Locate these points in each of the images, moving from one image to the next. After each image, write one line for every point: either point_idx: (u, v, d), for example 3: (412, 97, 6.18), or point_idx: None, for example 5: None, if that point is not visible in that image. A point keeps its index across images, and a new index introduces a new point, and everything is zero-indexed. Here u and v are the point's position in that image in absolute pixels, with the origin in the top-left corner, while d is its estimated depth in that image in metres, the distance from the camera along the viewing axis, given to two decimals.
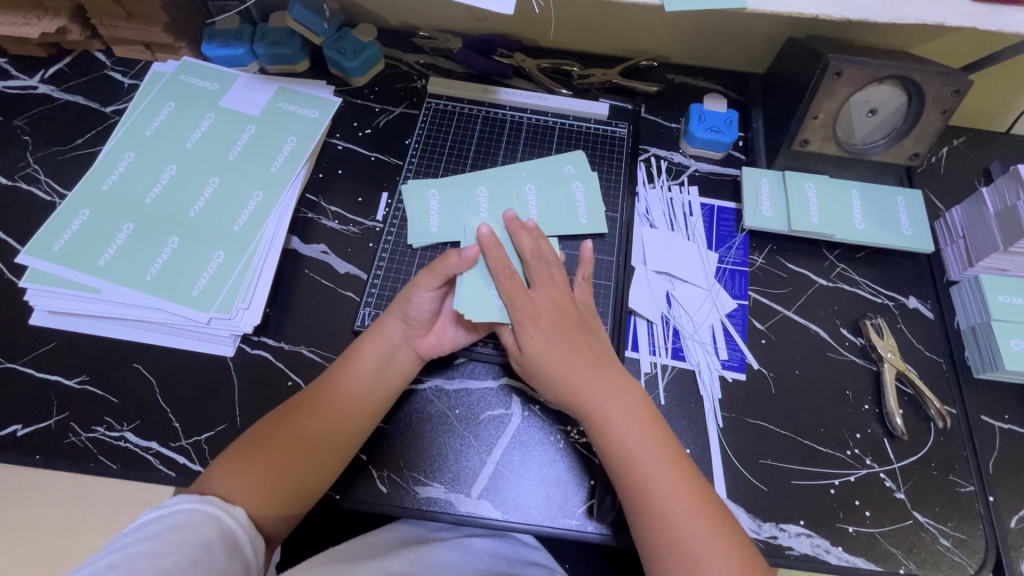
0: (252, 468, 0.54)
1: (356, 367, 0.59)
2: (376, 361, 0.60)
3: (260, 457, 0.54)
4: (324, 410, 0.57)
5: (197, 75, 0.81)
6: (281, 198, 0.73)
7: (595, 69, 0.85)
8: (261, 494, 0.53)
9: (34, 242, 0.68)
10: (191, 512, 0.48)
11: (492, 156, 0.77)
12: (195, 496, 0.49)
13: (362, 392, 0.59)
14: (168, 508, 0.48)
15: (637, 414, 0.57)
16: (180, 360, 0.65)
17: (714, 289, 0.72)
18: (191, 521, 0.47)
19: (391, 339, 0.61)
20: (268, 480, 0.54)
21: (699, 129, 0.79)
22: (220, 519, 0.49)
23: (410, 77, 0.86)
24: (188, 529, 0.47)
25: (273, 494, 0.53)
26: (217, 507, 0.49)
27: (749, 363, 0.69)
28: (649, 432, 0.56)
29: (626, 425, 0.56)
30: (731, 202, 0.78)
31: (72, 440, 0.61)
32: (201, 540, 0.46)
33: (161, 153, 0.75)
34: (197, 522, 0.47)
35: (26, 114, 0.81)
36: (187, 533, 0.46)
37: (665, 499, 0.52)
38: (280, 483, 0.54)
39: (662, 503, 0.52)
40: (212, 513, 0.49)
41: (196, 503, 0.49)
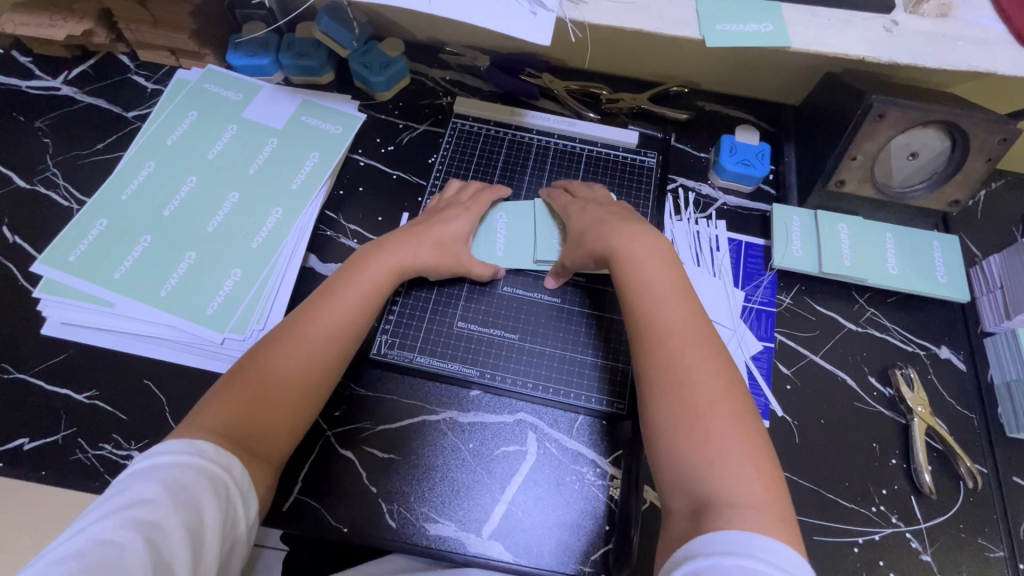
0: (246, 399, 0.51)
1: (341, 299, 0.58)
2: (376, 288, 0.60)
3: (254, 387, 0.52)
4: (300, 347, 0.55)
5: (221, 85, 0.80)
6: (301, 215, 0.72)
7: (624, 93, 0.83)
8: (252, 414, 0.51)
9: (50, 251, 0.67)
10: (183, 467, 0.44)
11: (517, 181, 0.75)
12: (185, 442, 0.46)
13: (356, 313, 0.58)
14: (157, 461, 0.44)
15: (666, 286, 0.57)
16: (190, 379, 0.64)
17: (739, 329, 0.70)
18: (186, 480, 0.43)
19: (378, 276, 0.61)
20: (268, 410, 0.52)
21: (730, 162, 0.77)
22: (215, 478, 0.45)
23: (435, 93, 0.85)
24: (180, 489, 0.43)
25: (275, 423, 0.52)
26: (211, 459, 0.46)
27: (773, 410, 0.66)
28: (678, 307, 0.56)
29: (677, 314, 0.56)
30: (759, 238, 0.76)
31: (78, 457, 0.60)
32: (195, 502, 0.43)
33: (182, 164, 0.74)
34: (190, 480, 0.44)
35: (48, 116, 0.80)
36: (180, 493, 0.42)
37: (685, 365, 0.52)
38: (281, 411, 0.53)
39: (679, 371, 0.52)
40: (206, 469, 0.45)
41: (187, 454, 0.45)
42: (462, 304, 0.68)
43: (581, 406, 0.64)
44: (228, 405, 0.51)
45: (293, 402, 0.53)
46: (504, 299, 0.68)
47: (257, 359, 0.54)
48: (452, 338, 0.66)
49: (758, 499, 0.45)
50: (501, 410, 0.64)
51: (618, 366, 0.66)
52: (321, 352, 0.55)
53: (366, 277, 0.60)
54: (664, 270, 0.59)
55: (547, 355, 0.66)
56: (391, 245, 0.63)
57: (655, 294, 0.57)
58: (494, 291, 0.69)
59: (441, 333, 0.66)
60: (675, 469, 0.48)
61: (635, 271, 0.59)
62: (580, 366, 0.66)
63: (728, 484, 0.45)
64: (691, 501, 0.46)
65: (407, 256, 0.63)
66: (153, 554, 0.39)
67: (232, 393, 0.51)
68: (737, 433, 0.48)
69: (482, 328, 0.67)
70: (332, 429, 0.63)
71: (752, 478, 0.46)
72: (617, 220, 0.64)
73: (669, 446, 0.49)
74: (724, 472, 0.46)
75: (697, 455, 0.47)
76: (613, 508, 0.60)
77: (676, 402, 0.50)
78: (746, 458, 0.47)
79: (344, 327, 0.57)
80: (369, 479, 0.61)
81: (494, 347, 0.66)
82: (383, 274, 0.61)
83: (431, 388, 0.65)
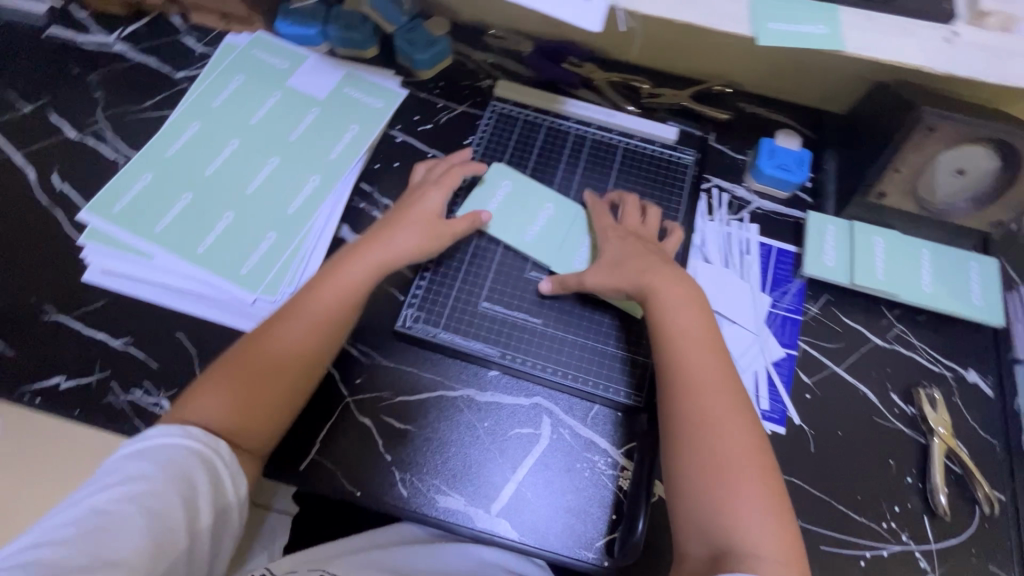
0: (231, 390, 0.56)
1: (317, 298, 0.60)
2: (354, 284, 0.62)
3: (235, 380, 0.56)
4: (283, 347, 0.58)
5: (268, 51, 0.82)
6: (337, 185, 0.73)
7: (666, 89, 0.84)
8: (242, 411, 0.56)
9: (97, 200, 0.70)
10: (173, 447, 0.51)
11: (551, 169, 0.74)
12: (176, 427, 0.52)
13: (336, 311, 0.60)
14: (149, 442, 0.51)
15: (696, 337, 0.60)
16: (221, 335, 0.66)
17: (762, 334, 0.69)
18: (176, 459, 0.50)
19: (355, 276, 0.62)
20: (248, 401, 0.56)
21: (768, 165, 0.76)
22: (206, 457, 0.52)
23: (476, 75, 0.85)
24: (172, 467, 0.50)
25: (256, 413, 0.56)
26: (199, 440, 0.52)
27: (790, 418, 0.66)
28: (707, 359, 0.58)
29: (706, 367, 0.58)
30: (791, 245, 0.75)
31: (111, 399, 0.63)
32: (183, 479, 0.50)
33: (226, 126, 0.76)
34: (178, 459, 0.50)
35: (101, 70, 0.83)
36: (169, 472, 0.50)
37: (711, 424, 0.55)
38: (261, 403, 0.56)
39: (709, 431, 0.55)
40: (194, 449, 0.52)
41: (178, 436, 0.52)
42: (488, 285, 0.67)
43: (598, 397, 0.64)
44: (212, 396, 0.56)
45: (274, 394, 0.57)
46: (530, 283, 0.68)
47: (239, 353, 0.58)
48: (477, 317, 0.66)
49: (777, 551, 0.50)
50: (517, 395, 0.65)
51: (637, 359, 0.66)
52: (300, 343, 0.59)
53: (344, 274, 0.62)
54: (694, 318, 0.61)
55: (568, 343, 0.66)
56: (374, 240, 0.64)
57: (687, 348, 0.59)
58: (521, 274, 0.68)
59: (466, 312, 0.67)
60: (699, 518, 0.53)
61: (669, 316, 0.60)
62: (599, 355, 0.66)
63: (750, 537, 0.51)
64: (712, 549, 0.51)
65: (389, 250, 0.63)
66: (147, 524, 0.47)
67: (215, 384, 0.56)
68: (757, 488, 0.53)
69: (507, 311, 0.67)
70: (352, 395, 0.64)
71: (766, 530, 0.51)
72: (651, 258, 0.64)
73: (695, 498, 0.53)
74: (745, 525, 0.51)
75: (720, 509, 0.52)
76: (622, 497, 0.61)
77: (703, 459, 0.54)
78: (763, 510, 0.52)
79: (321, 322, 0.60)
80: (384, 446, 0.62)
81: (518, 331, 0.66)
82: (361, 270, 0.62)
83: (452, 364, 0.66)
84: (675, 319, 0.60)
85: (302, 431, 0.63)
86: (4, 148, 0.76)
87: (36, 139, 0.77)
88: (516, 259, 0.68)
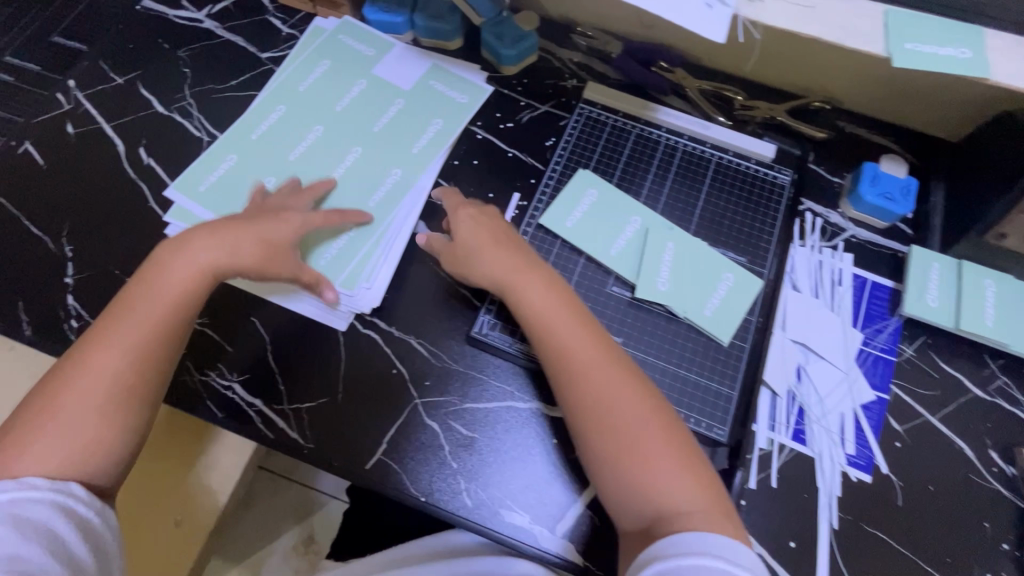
0: (67, 420, 0.52)
1: (127, 312, 0.57)
2: (170, 297, 0.58)
3: (62, 411, 0.52)
4: (112, 372, 0.54)
5: (356, 38, 0.81)
6: (419, 180, 0.72)
7: (760, 102, 0.78)
8: (84, 449, 0.52)
9: (182, 178, 0.71)
10: (19, 503, 0.47)
11: (639, 181, 0.72)
12: (8, 480, 0.48)
13: (144, 325, 0.57)
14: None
15: (547, 302, 0.59)
16: (295, 323, 0.66)
17: (852, 373, 0.65)
18: (30, 514, 0.46)
19: (148, 283, 0.59)
20: (88, 436, 0.52)
21: (870, 193, 0.71)
22: (60, 504, 0.48)
23: (561, 74, 0.82)
24: (28, 523, 0.46)
25: (93, 450, 0.52)
26: (42, 488, 0.48)
27: (877, 465, 0.62)
28: (564, 321, 0.58)
29: (578, 345, 0.57)
30: (888, 279, 0.70)
31: (186, 378, 0.63)
32: (45, 528, 0.46)
33: (311, 112, 0.75)
34: (30, 513, 0.47)
35: (190, 46, 0.83)
36: (26, 524, 0.46)
37: (578, 387, 0.56)
38: (94, 439, 0.52)
39: (581, 394, 0.55)
40: (37, 498, 0.48)
41: (20, 491, 0.47)
42: None
43: (507, 373, 0.64)
44: (45, 436, 0.51)
45: (119, 424, 0.53)
46: (612, 299, 0.65)
47: (71, 379, 0.53)
48: None
49: (695, 503, 0.51)
50: (485, 380, 0.64)
51: (722, 392, 0.61)
52: (118, 366, 0.54)
53: (166, 277, 0.59)
54: (554, 300, 0.60)
55: (649, 366, 0.62)
56: (191, 245, 0.61)
57: (551, 317, 0.59)
58: (603, 289, 0.66)
59: None
60: (618, 487, 0.53)
61: (538, 305, 0.59)
62: (680, 383, 0.62)
63: (666, 496, 0.51)
64: (643, 522, 0.51)
65: (182, 263, 0.60)
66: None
67: (57, 421, 0.52)
68: (663, 447, 0.53)
69: None
70: (421, 397, 0.63)
71: (685, 486, 0.51)
72: (501, 242, 0.63)
73: (607, 468, 0.53)
74: (659, 484, 0.51)
75: (636, 475, 0.52)
76: None
77: (589, 420, 0.55)
78: (676, 469, 0.52)
79: (136, 343, 0.56)
80: (451, 454, 0.61)
81: None
82: (173, 288, 0.58)
83: (524, 375, 0.64)
84: (523, 287, 0.60)
85: (368, 428, 0.62)
86: (94, 119, 0.77)
87: (125, 112, 0.78)
88: (600, 272, 0.66)
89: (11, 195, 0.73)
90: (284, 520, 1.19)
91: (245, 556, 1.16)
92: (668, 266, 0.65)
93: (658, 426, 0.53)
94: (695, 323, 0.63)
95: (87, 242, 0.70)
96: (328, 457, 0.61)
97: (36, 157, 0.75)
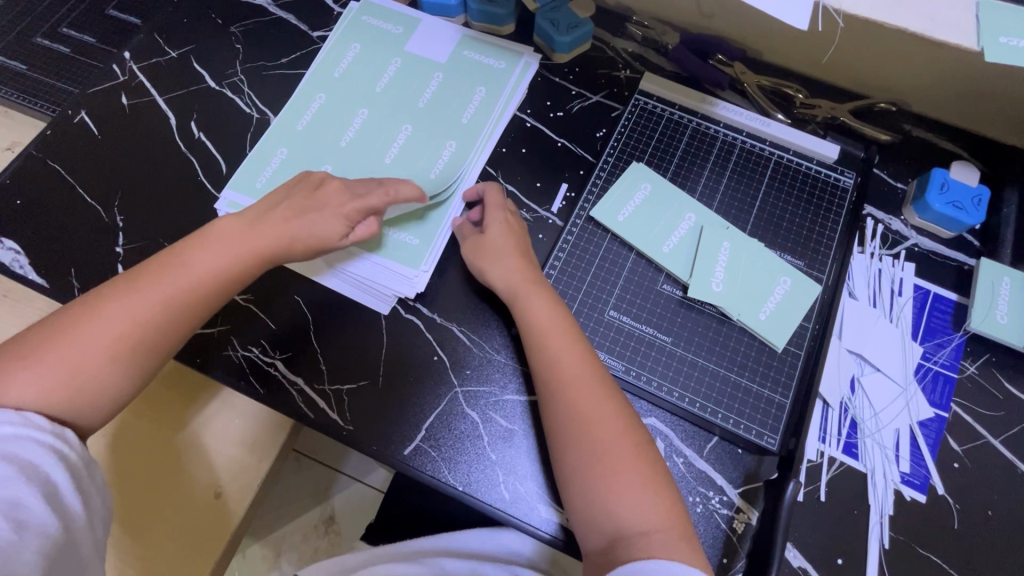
0: (63, 361, 0.52)
1: (162, 279, 0.57)
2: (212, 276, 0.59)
3: (68, 349, 0.53)
4: (124, 328, 0.54)
5: (380, 17, 0.79)
6: (474, 151, 0.71)
7: (822, 100, 0.74)
8: (74, 395, 0.52)
9: (238, 176, 0.71)
10: (20, 441, 0.49)
11: (694, 176, 0.70)
12: (5, 410, 0.49)
13: (173, 300, 0.57)
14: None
15: (550, 316, 0.59)
16: (338, 306, 0.65)
17: (910, 388, 0.62)
18: (30, 455, 0.49)
19: (190, 262, 0.58)
20: (85, 380, 0.53)
21: (939, 200, 0.67)
22: (58, 452, 0.50)
23: (614, 64, 0.78)
24: (30, 466, 0.48)
25: (87, 397, 0.53)
26: (43, 430, 0.50)
27: (933, 485, 0.59)
28: (558, 338, 0.58)
29: (568, 355, 0.57)
30: (951, 292, 0.67)
31: (230, 353, 0.64)
32: (42, 473, 0.49)
33: (353, 96, 0.74)
34: (31, 455, 0.49)
35: (242, 22, 0.82)
36: (24, 465, 0.48)
37: (558, 405, 0.55)
38: (90, 388, 0.53)
39: (565, 413, 0.55)
40: (40, 440, 0.50)
41: (22, 429, 0.49)
42: (616, 293, 0.64)
43: (513, 367, 0.63)
44: (44, 369, 0.52)
45: (117, 377, 0.54)
46: (661, 297, 0.64)
47: (85, 319, 0.54)
48: (602, 327, 0.63)
49: (660, 527, 0.50)
50: (491, 372, 0.63)
51: (774, 400, 0.60)
52: (130, 323, 0.55)
53: (210, 259, 0.59)
54: (560, 310, 0.60)
55: (699, 369, 0.61)
56: (247, 229, 0.61)
57: (546, 330, 0.58)
58: (653, 287, 0.64)
59: (592, 319, 0.63)
60: (584, 504, 0.52)
61: (531, 309, 0.59)
62: (732, 388, 0.60)
63: (630, 519, 0.51)
64: (605, 538, 0.51)
65: (231, 245, 0.60)
66: (17, 519, 0.46)
67: (50, 361, 0.52)
68: (635, 470, 0.52)
69: (635, 324, 0.63)
70: (460, 385, 0.62)
71: (652, 510, 0.51)
72: (513, 245, 0.63)
73: (577, 477, 0.53)
74: (626, 505, 0.51)
75: (602, 495, 0.52)
76: (734, 541, 0.56)
77: (569, 428, 0.54)
78: (644, 493, 0.51)
79: (157, 313, 0.56)
80: (489, 444, 0.60)
81: (645, 348, 0.62)
82: (209, 270, 0.59)
83: None
84: (532, 303, 0.60)
85: (407, 414, 0.61)
86: (148, 92, 0.78)
87: (178, 86, 0.78)
88: (650, 271, 0.65)
89: (67, 163, 0.74)
90: (307, 501, 1.20)
91: (267, 532, 1.17)
92: (723, 265, 0.64)
93: (627, 441, 0.53)
94: (749, 327, 0.62)
95: (138, 212, 0.71)
96: (366, 440, 0.61)
97: (91, 126, 0.76)
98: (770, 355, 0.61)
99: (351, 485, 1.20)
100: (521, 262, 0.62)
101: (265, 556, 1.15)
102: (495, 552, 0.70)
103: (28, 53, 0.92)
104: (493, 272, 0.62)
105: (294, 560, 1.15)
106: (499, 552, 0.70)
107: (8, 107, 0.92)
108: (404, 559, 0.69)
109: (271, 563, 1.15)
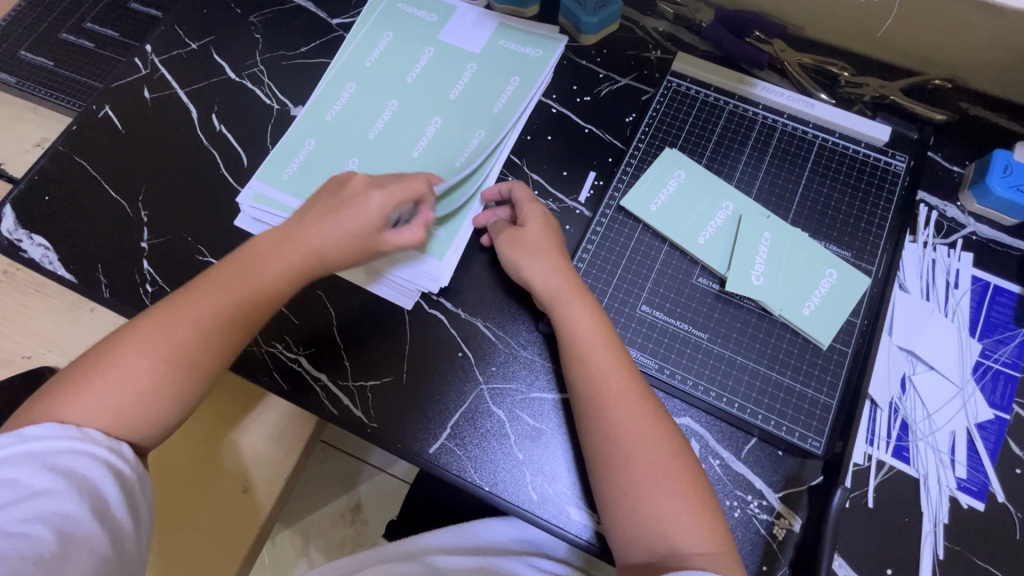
0: (116, 386, 0.52)
1: (202, 294, 0.56)
2: (249, 289, 0.57)
3: (118, 369, 0.52)
4: (168, 347, 0.54)
5: (414, 5, 0.77)
6: (504, 143, 0.68)
7: (870, 78, 0.69)
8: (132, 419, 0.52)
9: (265, 168, 0.70)
10: (75, 453, 0.49)
11: (731, 162, 0.66)
12: (65, 427, 0.49)
13: (218, 318, 0.55)
14: (49, 446, 0.48)
15: (585, 320, 0.56)
16: (361, 300, 0.64)
17: (968, 388, 0.58)
18: (83, 469, 0.49)
19: (231, 278, 0.57)
20: (136, 397, 0.52)
21: (1001, 184, 0.61)
22: (111, 465, 0.50)
23: (644, 44, 0.73)
24: (82, 480, 0.48)
25: (144, 415, 0.53)
26: (98, 443, 0.50)
27: (992, 492, 0.55)
28: (594, 346, 0.55)
29: (603, 358, 0.55)
30: (1014, 284, 0.62)
31: (252, 349, 0.63)
32: (93, 486, 0.49)
33: (382, 87, 0.72)
34: (83, 468, 0.49)
35: (261, 11, 0.80)
36: (76, 479, 0.48)
37: (596, 413, 0.53)
38: (144, 405, 0.52)
39: (596, 420, 0.53)
40: (95, 452, 0.50)
41: (80, 441, 0.49)
42: (648, 286, 0.61)
43: (539, 364, 0.61)
44: (98, 391, 0.51)
45: (169, 394, 0.53)
46: (697, 290, 0.61)
47: (130, 342, 0.53)
48: (634, 322, 0.60)
49: (707, 543, 0.48)
50: (518, 369, 0.61)
51: (818, 400, 0.57)
52: (176, 343, 0.54)
53: (250, 273, 0.57)
54: (593, 312, 0.57)
55: (738, 367, 0.58)
56: (280, 241, 0.58)
57: (578, 333, 0.56)
58: (688, 279, 0.61)
59: (622, 314, 0.61)
60: (618, 510, 0.50)
61: (565, 311, 0.57)
62: (772, 388, 0.57)
63: (673, 532, 0.49)
64: (646, 545, 0.49)
65: (263, 257, 0.58)
66: (64, 537, 0.46)
67: (101, 385, 0.52)
68: (672, 475, 0.50)
69: (669, 319, 0.60)
70: (486, 381, 0.61)
71: (694, 519, 0.49)
72: (548, 239, 0.61)
73: (610, 481, 0.51)
74: (665, 512, 0.49)
75: (638, 506, 0.50)
76: (775, 548, 0.53)
77: (602, 434, 0.52)
78: (686, 505, 0.49)
79: (202, 330, 0.55)
80: (516, 444, 0.58)
81: (680, 345, 0.59)
82: (245, 283, 0.57)
83: None
84: (566, 307, 0.57)
85: (432, 412, 0.60)
86: (170, 85, 0.77)
87: (199, 78, 0.77)
88: (685, 262, 0.62)
89: (93, 158, 0.74)
90: (333, 492, 1.20)
91: (296, 520, 1.19)
92: (763, 259, 0.60)
93: (662, 450, 0.51)
94: (791, 322, 0.58)
95: (163, 207, 0.70)
96: (391, 438, 0.59)
97: (116, 121, 0.76)
98: (813, 356, 0.58)
99: (377, 476, 1.21)
100: (559, 262, 0.60)
101: (295, 544, 1.17)
102: (510, 539, 0.70)
103: (55, 48, 0.92)
104: (531, 269, 0.59)
105: (322, 549, 1.17)
106: (514, 540, 0.70)
107: (36, 103, 0.93)
108: (420, 552, 0.69)
109: (301, 551, 1.16)
